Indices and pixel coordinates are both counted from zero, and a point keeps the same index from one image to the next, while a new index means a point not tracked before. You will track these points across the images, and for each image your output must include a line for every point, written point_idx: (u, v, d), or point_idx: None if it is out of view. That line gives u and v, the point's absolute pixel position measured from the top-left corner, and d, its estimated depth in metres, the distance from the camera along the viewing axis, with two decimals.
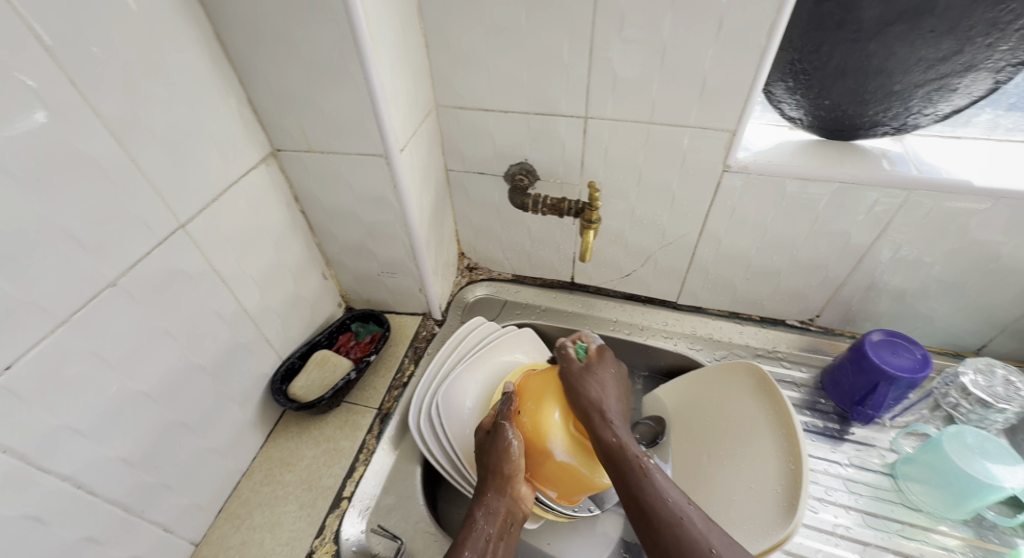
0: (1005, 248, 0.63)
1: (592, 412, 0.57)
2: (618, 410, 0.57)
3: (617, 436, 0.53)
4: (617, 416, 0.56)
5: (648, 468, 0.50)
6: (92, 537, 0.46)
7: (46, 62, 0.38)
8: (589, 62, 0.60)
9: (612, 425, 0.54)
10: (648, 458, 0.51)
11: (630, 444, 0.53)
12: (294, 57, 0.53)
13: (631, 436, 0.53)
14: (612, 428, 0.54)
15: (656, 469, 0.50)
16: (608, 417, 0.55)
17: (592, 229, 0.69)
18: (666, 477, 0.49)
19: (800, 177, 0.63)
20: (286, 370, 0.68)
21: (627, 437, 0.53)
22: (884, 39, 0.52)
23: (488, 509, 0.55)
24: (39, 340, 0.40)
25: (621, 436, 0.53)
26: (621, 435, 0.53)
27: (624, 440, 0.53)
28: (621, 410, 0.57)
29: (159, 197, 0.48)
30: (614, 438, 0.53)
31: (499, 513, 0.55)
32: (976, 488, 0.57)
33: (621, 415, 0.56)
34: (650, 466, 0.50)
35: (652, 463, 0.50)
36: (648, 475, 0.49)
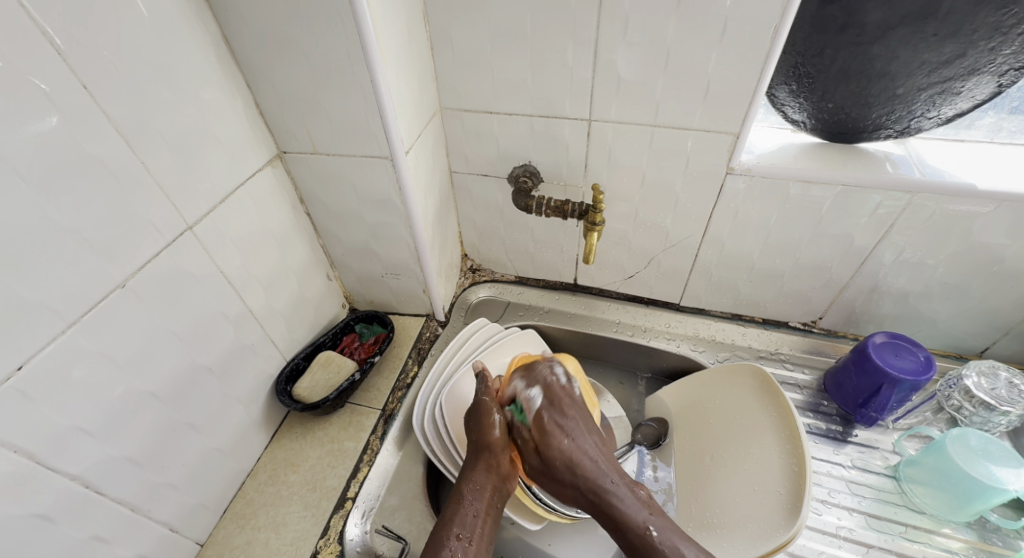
0: (1008, 251, 0.63)
1: (542, 437, 0.54)
2: (570, 428, 0.54)
3: (567, 464, 0.52)
4: (573, 433, 0.54)
5: (612, 497, 0.50)
6: (99, 536, 0.46)
7: (58, 65, 0.38)
8: (593, 65, 0.60)
9: (559, 451, 0.53)
10: (610, 482, 0.51)
11: (585, 467, 0.52)
12: (301, 61, 0.53)
13: (584, 459, 0.52)
14: (558, 456, 0.52)
15: (621, 497, 0.49)
16: (553, 437, 0.53)
17: (595, 231, 0.69)
18: (632, 501, 0.49)
19: (803, 180, 0.63)
20: (291, 371, 0.69)
21: (579, 462, 0.52)
22: (887, 42, 0.52)
23: (475, 485, 0.53)
24: (49, 340, 0.40)
25: (571, 456, 0.52)
26: (571, 457, 0.52)
27: (579, 467, 0.52)
28: (572, 429, 0.54)
29: (167, 199, 0.48)
30: (570, 467, 0.52)
31: (486, 489, 0.53)
32: (980, 490, 0.57)
33: (573, 433, 0.54)
34: (615, 491, 0.50)
35: (616, 493, 0.50)
36: (609, 503, 0.49)
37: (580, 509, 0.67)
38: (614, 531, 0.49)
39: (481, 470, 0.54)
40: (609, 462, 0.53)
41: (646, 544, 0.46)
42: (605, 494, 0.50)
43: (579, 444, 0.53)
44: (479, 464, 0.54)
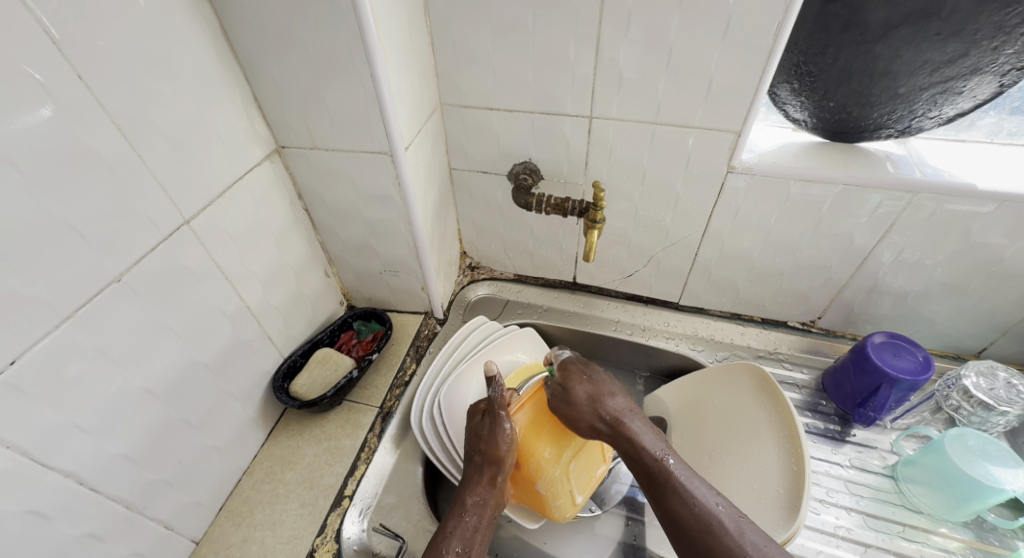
0: (1007, 251, 0.63)
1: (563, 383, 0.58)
2: (591, 375, 0.59)
3: (588, 404, 0.56)
4: (595, 379, 0.58)
5: (632, 433, 0.53)
6: (93, 533, 0.46)
7: (53, 55, 0.38)
8: (595, 62, 0.60)
9: (582, 393, 0.57)
10: (631, 419, 0.55)
11: (607, 404, 0.56)
12: (300, 54, 0.53)
13: (608, 399, 0.56)
14: (582, 399, 0.56)
15: (642, 432, 0.53)
16: (575, 384, 0.57)
17: (596, 229, 0.69)
18: (653, 439, 0.53)
19: (803, 179, 0.63)
20: (288, 368, 0.68)
21: (604, 401, 0.56)
22: (889, 41, 0.52)
23: (480, 498, 0.56)
24: (43, 335, 0.40)
25: (592, 396, 0.56)
26: (594, 397, 0.56)
27: (602, 403, 0.56)
28: (591, 378, 0.58)
29: (163, 193, 0.48)
30: (596, 406, 0.55)
31: (488, 503, 0.56)
32: (977, 490, 0.57)
33: (590, 383, 0.57)
34: (636, 428, 0.54)
35: (637, 427, 0.54)
36: (631, 438, 0.53)
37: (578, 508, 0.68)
38: (631, 459, 0.52)
39: (484, 485, 0.57)
40: (629, 404, 0.56)
41: (663, 474, 0.50)
42: (626, 429, 0.54)
43: (601, 388, 0.57)
44: (496, 422, 0.58)
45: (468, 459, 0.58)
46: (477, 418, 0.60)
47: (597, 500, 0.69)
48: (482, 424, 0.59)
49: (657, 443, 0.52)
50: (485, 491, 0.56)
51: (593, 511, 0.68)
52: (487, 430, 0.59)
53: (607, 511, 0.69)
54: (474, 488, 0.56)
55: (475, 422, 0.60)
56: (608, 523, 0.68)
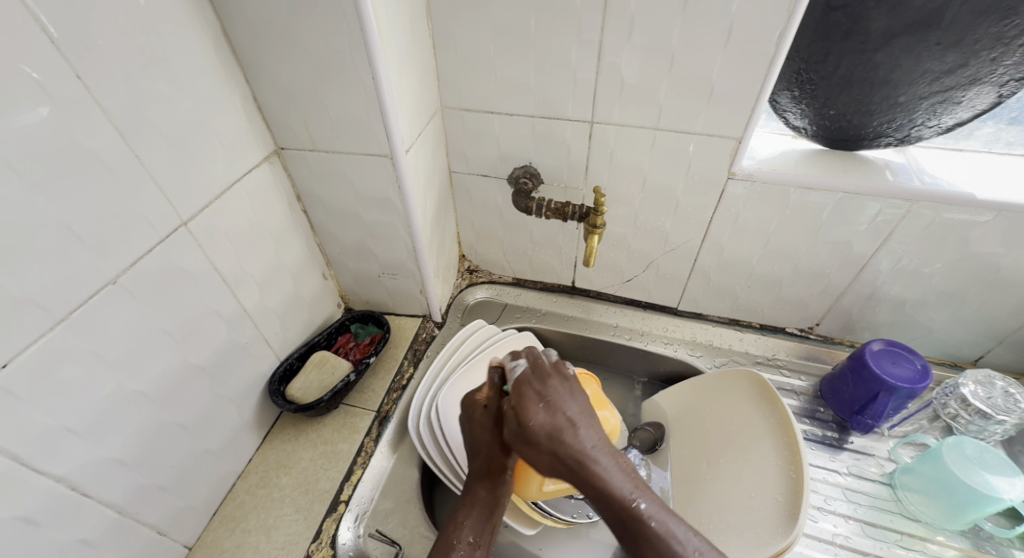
0: (1004, 260, 0.63)
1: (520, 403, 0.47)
2: (549, 398, 0.46)
3: (551, 438, 0.44)
4: (553, 404, 0.46)
5: (599, 470, 0.42)
6: (84, 539, 0.45)
7: (51, 53, 0.37)
8: (596, 67, 0.60)
9: (539, 425, 0.45)
10: (600, 455, 0.43)
11: (577, 434, 0.44)
12: (301, 55, 0.52)
13: (580, 430, 0.44)
14: (554, 424, 0.45)
15: (611, 470, 0.42)
16: (536, 408, 0.46)
17: (596, 234, 0.69)
18: (623, 477, 0.42)
19: (803, 186, 0.63)
20: (285, 371, 0.68)
21: (577, 430, 0.44)
22: (890, 50, 0.52)
23: (489, 488, 0.54)
24: (37, 337, 0.39)
25: (555, 428, 0.44)
26: (563, 425, 0.44)
27: (563, 438, 0.44)
28: (570, 393, 0.47)
29: (161, 194, 0.47)
30: (557, 443, 0.44)
31: (500, 494, 0.54)
32: (976, 499, 0.57)
33: (565, 397, 0.46)
34: (603, 465, 0.43)
35: (605, 465, 0.43)
36: (597, 476, 0.42)
37: (576, 514, 0.67)
38: (595, 502, 0.43)
39: (494, 478, 0.54)
40: (602, 435, 0.44)
41: (625, 511, 0.41)
42: (592, 470, 0.42)
43: (568, 410, 0.45)
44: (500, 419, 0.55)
45: (476, 451, 0.55)
46: (478, 411, 0.56)
47: (594, 507, 0.68)
48: (487, 419, 0.56)
49: (626, 479, 0.42)
50: (495, 482, 0.54)
51: (591, 518, 0.67)
52: (494, 423, 0.56)
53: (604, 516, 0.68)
54: (484, 481, 0.54)
55: (477, 415, 0.56)
56: (605, 529, 0.67)
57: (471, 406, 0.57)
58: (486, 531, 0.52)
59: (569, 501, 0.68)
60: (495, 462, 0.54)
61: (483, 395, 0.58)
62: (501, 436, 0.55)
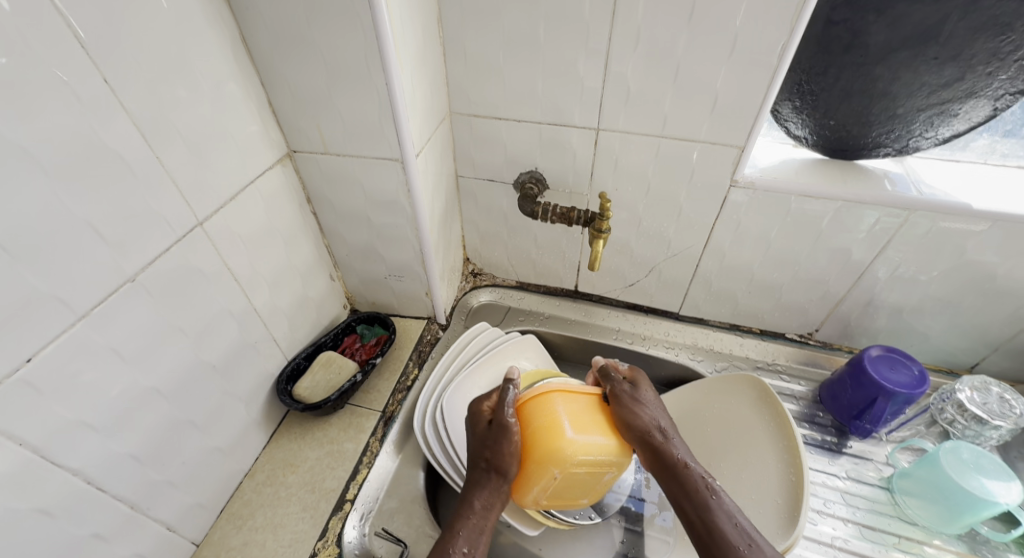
0: (1000, 269, 0.65)
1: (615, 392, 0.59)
2: (643, 397, 0.59)
3: (628, 411, 0.57)
4: (645, 402, 0.59)
5: (675, 453, 0.55)
6: (97, 533, 0.45)
7: (80, 57, 0.38)
8: (604, 76, 0.61)
9: (637, 407, 0.58)
10: (675, 438, 0.57)
11: (658, 418, 0.58)
12: (316, 60, 0.53)
13: (655, 421, 0.57)
14: (647, 405, 0.59)
15: (687, 455, 0.56)
16: (631, 394, 0.59)
17: (601, 238, 0.70)
18: (691, 457, 0.56)
19: (804, 195, 0.65)
20: (292, 371, 0.68)
21: (656, 413, 0.58)
22: (890, 63, 0.53)
23: (486, 504, 0.54)
24: (59, 333, 0.40)
25: (644, 410, 0.58)
26: (643, 406, 0.58)
27: (654, 415, 0.58)
28: (653, 394, 0.61)
29: (179, 193, 0.48)
30: (635, 425, 0.56)
31: (495, 507, 0.55)
32: (971, 503, 0.58)
33: (650, 397, 0.60)
34: (675, 443, 0.56)
35: (679, 447, 0.56)
36: (673, 452, 0.55)
37: (578, 516, 0.67)
38: (670, 473, 0.54)
39: (490, 490, 0.55)
40: (670, 421, 0.59)
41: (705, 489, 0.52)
42: (669, 452, 0.55)
43: (648, 403, 0.59)
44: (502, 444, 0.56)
45: (472, 466, 0.57)
46: (481, 422, 0.59)
47: (598, 508, 0.69)
48: (488, 432, 0.57)
49: (697, 465, 0.55)
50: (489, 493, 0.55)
51: (593, 519, 0.67)
52: (492, 439, 0.57)
53: (607, 518, 0.69)
54: (479, 494, 0.55)
55: (479, 426, 0.58)
56: (608, 531, 0.68)
57: (476, 415, 0.59)
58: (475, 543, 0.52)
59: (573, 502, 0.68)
60: (478, 477, 0.56)
61: (490, 405, 0.60)
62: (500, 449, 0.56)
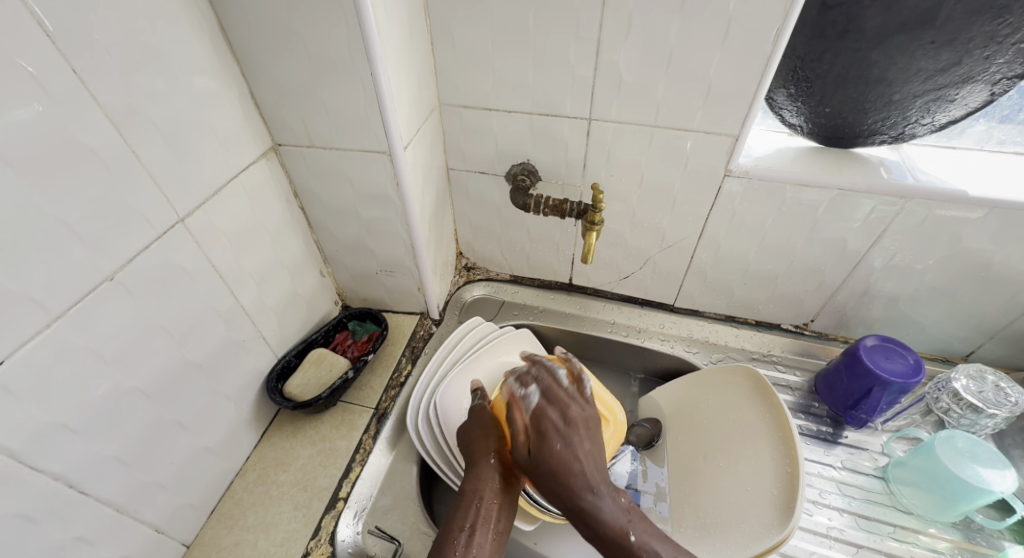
0: (996, 256, 0.64)
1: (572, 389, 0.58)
2: (575, 391, 0.57)
3: (562, 410, 0.55)
4: (575, 395, 0.57)
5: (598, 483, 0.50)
6: (82, 537, 0.45)
7: (47, 48, 0.37)
8: (595, 64, 0.60)
9: (574, 419, 0.55)
10: (576, 439, 0.53)
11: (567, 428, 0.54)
12: (298, 50, 0.52)
13: (569, 415, 0.55)
14: (558, 406, 0.55)
15: (585, 457, 0.52)
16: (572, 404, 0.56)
17: (594, 230, 0.69)
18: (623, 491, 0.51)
19: (798, 183, 0.64)
20: (282, 368, 0.67)
21: (568, 414, 0.55)
22: (885, 48, 0.52)
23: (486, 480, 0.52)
24: (34, 334, 0.39)
25: (545, 405, 0.55)
26: (565, 408, 0.55)
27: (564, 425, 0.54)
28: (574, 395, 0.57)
29: (157, 188, 0.47)
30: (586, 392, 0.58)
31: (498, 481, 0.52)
32: (966, 492, 0.58)
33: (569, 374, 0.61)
34: (579, 450, 0.52)
35: (580, 449, 0.52)
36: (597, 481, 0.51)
37: None
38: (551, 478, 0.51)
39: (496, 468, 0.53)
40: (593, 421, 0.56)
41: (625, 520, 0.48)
42: (563, 446, 0.52)
43: (575, 404, 0.56)
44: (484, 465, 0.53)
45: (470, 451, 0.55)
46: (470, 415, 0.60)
47: None
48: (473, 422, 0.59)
49: (596, 468, 0.52)
50: (483, 534, 0.49)
51: None
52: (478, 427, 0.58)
53: None
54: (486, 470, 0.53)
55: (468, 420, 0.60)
56: None
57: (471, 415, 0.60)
58: (485, 519, 0.50)
59: None
60: (473, 509, 0.50)
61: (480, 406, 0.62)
62: (486, 470, 0.53)
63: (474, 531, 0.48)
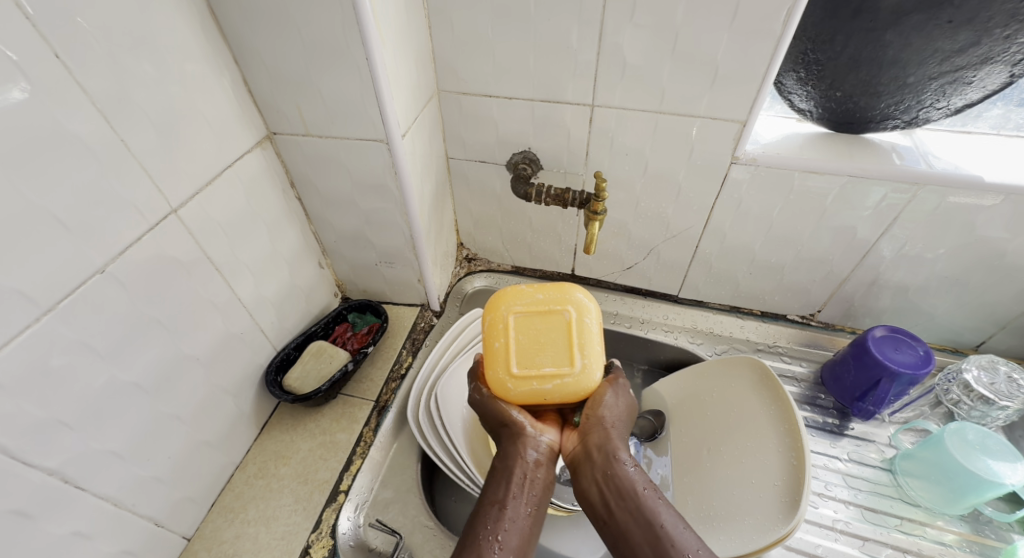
0: (1010, 245, 0.62)
1: (591, 430, 0.49)
2: (616, 394, 0.51)
3: (612, 462, 0.47)
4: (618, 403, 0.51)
5: (651, 509, 0.44)
6: (80, 532, 0.44)
7: (27, 31, 0.36)
8: (598, 48, 0.58)
9: (619, 458, 0.48)
10: (660, 508, 0.44)
11: (619, 456, 0.48)
12: (292, 35, 0.50)
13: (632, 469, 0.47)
14: (603, 418, 0.50)
15: (663, 512, 0.44)
16: (616, 446, 0.49)
17: (597, 220, 0.68)
18: (676, 519, 0.43)
19: (807, 170, 0.62)
20: (281, 361, 0.67)
21: (619, 455, 0.48)
22: (900, 29, 0.50)
23: (505, 456, 0.48)
24: (24, 328, 0.38)
25: (613, 449, 0.48)
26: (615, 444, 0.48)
27: (616, 466, 0.47)
28: (617, 394, 0.52)
29: (149, 178, 0.46)
30: (600, 427, 0.49)
31: (512, 454, 0.48)
32: (976, 484, 0.57)
33: (616, 395, 0.51)
34: (657, 509, 0.44)
35: (662, 512, 0.44)
36: (655, 521, 0.43)
37: (576, 501, 0.68)
38: (613, 538, 0.45)
39: (527, 444, 0.49)
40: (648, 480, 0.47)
41: (670, 544, 0.42)
42: (651, 510, 0.44)
43: (616, 428, 0.50)
44: (517, 444, 0.49)
45: (495, 429, 0.51)
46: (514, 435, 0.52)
47: None
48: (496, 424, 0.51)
49: (681, 527, 0.43)
50: (514, 508, 0.45)
51: None
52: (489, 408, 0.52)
53: None
54: (511, 436, 0.49)
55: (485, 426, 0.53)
56: None
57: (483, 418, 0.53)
58: (516, 492, 0.46)
59: (570, 488, 0.69)
60: (504, 486, 0.47)
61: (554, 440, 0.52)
62: (515, 448, 0.48)
63: (505, 505, 0.45)
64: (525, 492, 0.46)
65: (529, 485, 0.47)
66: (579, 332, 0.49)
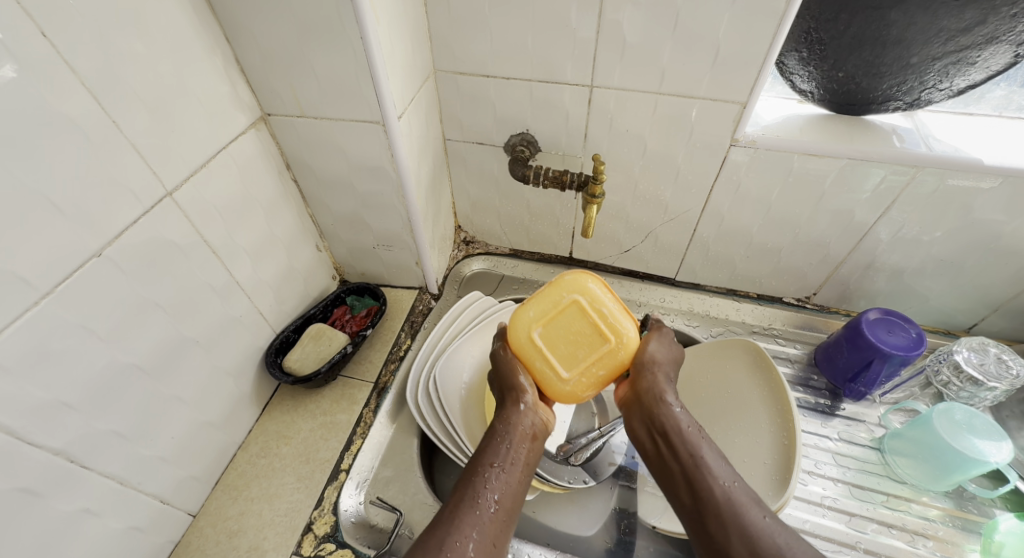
0: (1006, 228, 0.63)
1: (638, 375, 0.53)
2: (662, 346, 0.55)
3: (658, 400, 0.52)
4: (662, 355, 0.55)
5: (695, 446, 0.49)
6: (88, 509, 0.45)
7: (13, 9, 0.35)
8: (598, 26, 0.57)
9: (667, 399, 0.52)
10: (701, 445, 0.49)
11: (665, 396, 0.52)
12: (284, 13, 0.49)
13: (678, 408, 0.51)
14: (647, 363, 0.53)
15: (705, 447, 0.49)
16: (663, 388, 0.52)
17: (595, 203, 0.67)
18: (717, 455, 0.48)
19: (806, 153, 0.62)
20: (281, 343, 0.67)
21: (665, 397, 0.52)
22: (906, 7, 0.49)
23: (505, 421, 0.51)
24: (23, 312, 0.38)
25: (660, 391, 0.52)
26: (665, 385, 0.52)
27: (663, 406, 0.51)
28: (661, 347, 0.55)
29: (143, 160, 0.45)
30: (649, 371, 0.53)
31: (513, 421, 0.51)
32: (961, 462, 0.59)
33: (659, 343, 0.56)
34: (704, 447, 0.48)
35: (705, 450, 0.48)
36: (700, 457, 0.48)
37: (571, 480, 0.68)
38: (662, 471, 0.50)
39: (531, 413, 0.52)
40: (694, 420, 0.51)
41: (708, 476, 0.47)
42: (697, 449, 0.48)
43: (666, 375, 0.53)
44: (517, 410, 0.51)
45: (506, 391, 0.54)
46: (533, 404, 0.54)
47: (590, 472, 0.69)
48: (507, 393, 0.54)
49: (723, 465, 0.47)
50: (510, 472, 0.48)
51: (587, 483, 0.68)
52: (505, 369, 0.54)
53: (601, 481, 0.70)
54: (516, 403, 0.52)
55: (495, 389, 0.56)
56: (602, 496, 0.69)
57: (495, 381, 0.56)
58: (510, 457, 0.49)
59: (565, 468, 0.69)
60: (500, 448, 0.49)
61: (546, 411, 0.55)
62: (515, 416, 0.51)
63: (502, 467, 0.48)
64: (519, 457, 0.49)
65: (522, 450, 0.50)
66: (552, 306, 0.53)
